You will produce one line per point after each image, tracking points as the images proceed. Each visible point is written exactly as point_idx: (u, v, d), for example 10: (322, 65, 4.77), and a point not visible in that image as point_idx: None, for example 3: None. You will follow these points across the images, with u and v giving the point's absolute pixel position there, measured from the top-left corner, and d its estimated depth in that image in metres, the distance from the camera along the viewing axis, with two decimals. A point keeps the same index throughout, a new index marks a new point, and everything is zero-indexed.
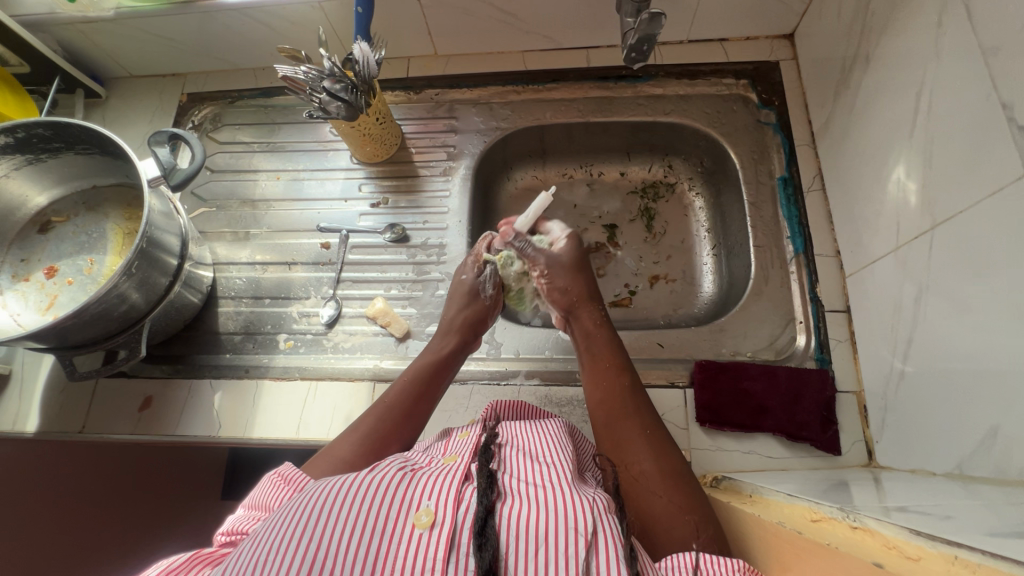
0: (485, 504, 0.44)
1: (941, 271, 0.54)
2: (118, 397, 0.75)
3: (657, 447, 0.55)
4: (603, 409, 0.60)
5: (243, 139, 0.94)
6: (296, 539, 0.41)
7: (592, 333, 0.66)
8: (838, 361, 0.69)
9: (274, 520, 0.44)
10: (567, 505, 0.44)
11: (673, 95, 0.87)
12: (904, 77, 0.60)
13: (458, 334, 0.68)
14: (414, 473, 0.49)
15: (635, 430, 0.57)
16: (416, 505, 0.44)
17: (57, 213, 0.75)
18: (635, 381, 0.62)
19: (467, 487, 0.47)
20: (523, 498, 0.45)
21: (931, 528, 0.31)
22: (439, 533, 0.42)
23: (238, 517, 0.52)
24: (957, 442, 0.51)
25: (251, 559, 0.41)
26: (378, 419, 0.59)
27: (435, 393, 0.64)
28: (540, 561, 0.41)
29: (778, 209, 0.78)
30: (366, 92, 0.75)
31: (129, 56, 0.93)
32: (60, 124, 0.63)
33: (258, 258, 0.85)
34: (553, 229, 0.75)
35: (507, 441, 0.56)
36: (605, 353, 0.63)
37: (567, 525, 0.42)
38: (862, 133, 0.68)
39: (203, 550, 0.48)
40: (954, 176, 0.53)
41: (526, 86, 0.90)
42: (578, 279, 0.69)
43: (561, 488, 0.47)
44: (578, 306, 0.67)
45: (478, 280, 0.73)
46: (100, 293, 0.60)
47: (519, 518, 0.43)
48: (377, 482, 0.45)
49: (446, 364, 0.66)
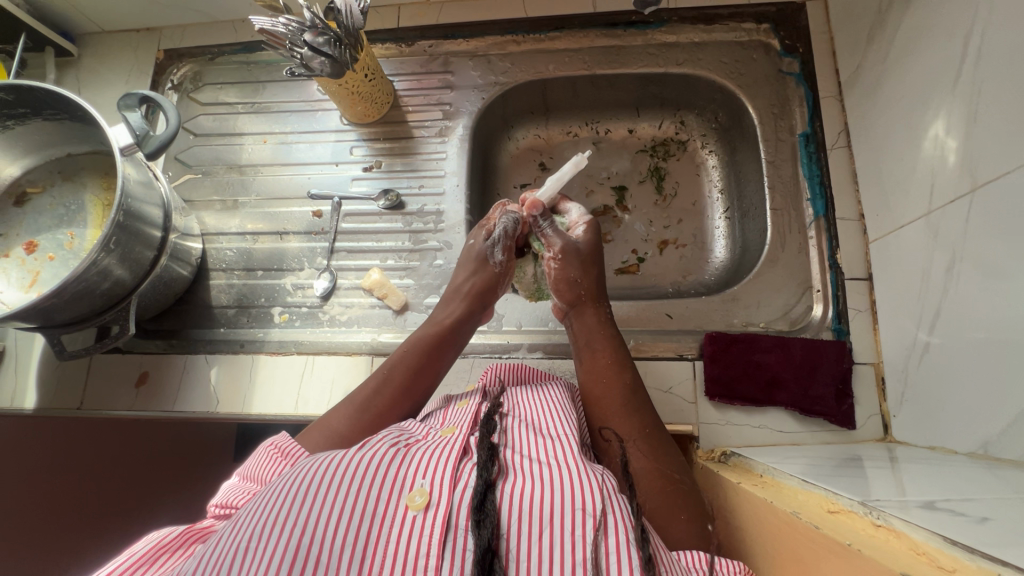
0: (485, 479, 0.42)
1: (978, 239, 0.50)
2: (114, 372, 0.74)
3: (657, 447, 0.52)
4: (598, 405, 0.56)
5: (227, 99, 0.88)
6: (278, 524, 0.38)
7: (593, 332, 0.60)
8: (857, 332, 0.65)
9: (258, 500, 0.41)
10: (573, 485, 0.42)
11: (687, 42, 0.80)
12: (952, 18, 0.54)
13: (465, 302, 0.64)
14: (408, 448, 0.46)
15: (635, 428, 0.53)
16: (409, 485, 0.41)
17: (33, 184, 0.72)
18: (636, 381, 0.57)
19: (465, 463, 0.44)
20: (526, 475, 0.43)
21: (966, 532, 0.28)
22: (435, 515, 0.39)
23: (233, 489, 0.50)
24: (984, 421, 0.48)
25: (231, 545, 0.38)
26: (377, 392, 0.56)
27: (439, 366, 0.61)
28: (545, 543, 0.39)
29: (798, 168, 0.73)
30: (352, 46, 0.69)
31: (98, 8, 0.86)
32: (23, 88, 0.58)
33: (248, 228, 0.82)
34: (571, 212, 0.68)
35: (509, 411, 0.53)
36: (606, 356, 0.58)
37: (574, 506, 0.40)
38: (896, 83, 0.62)
39: (196, 525, 0.47)
40: (1002, 133, 0.48)
41: (527, 35, 0.83)
42: (591, 274, 0.62)
43: (567, 466, 0.44)
44: (583, 304, 0.62)
45: (487, 245, 0.66)
46: (79, 271, 0.57)
47: (523, 497, 0.41)
48: (367, 459, 0.42)
49: (453, 335, 0.62)
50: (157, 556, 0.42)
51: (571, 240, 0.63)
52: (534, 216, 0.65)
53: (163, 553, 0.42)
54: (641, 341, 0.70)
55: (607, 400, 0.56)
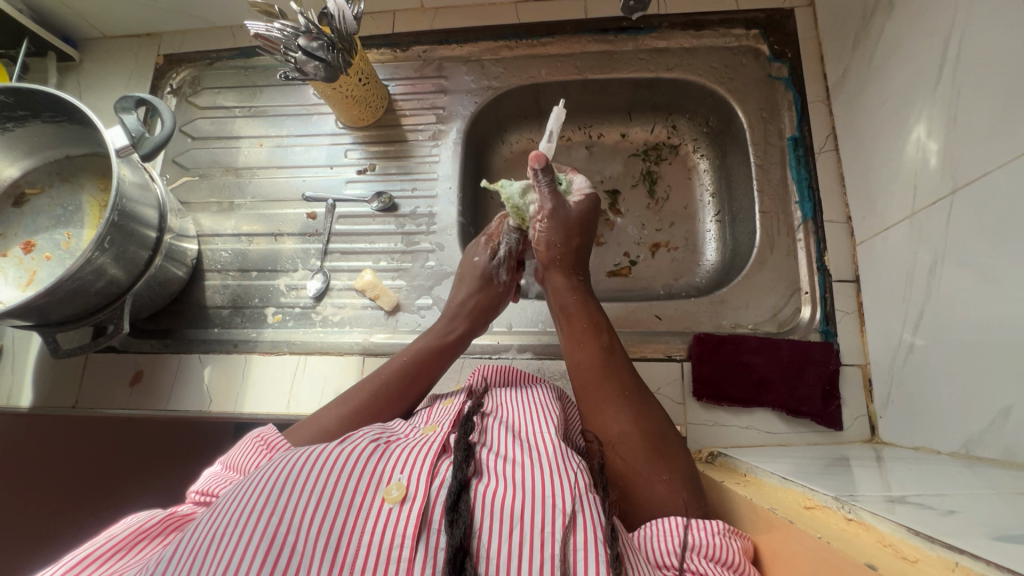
0: (460, 478, 0.42)
1: (959, 240, 0.50)
2: (109, 371, 0.75)
3: (636, 411, 0.52)
4: (577, 373, 0.56)
5: (224, 103, 0.89)
6: (256, 511, 0.38)
7: (567, 293, 0.62)
8: (844, 333, 0.65)
9: (239, 488, 0.42)
10: (545, 484, 0.42)
11: (677, 48, 0.81)
12: (933, 22, 0.54)
13: (468, 320, 0.66)
14: (387, 444, 0.46)
15: (614, 390, 0.54)
16: (386, 479, 0.42)
17: (31, 185, 0.73)
18: (613, 341, 0.58)
19: (443, 461, 0.45)
20: (500, 476, 0.43)
21: (932, 524, 0.29)
22: (411, 508, 0.40)
23: (214, 476, 0.51)
24: (966, 420, 0.48)
25: (209, 531, 0.38)
26: (373, 395, 0.57)
27: (429, 378, 0.62)
28: (514, 540, 0.39)
29: (787, 172, 0.74)
30: (346, 51, 0.70)
31: (99, 14, 0.88)
32: (22, 90, 0.60)
33: (243, 229, 0.83)
34: (576, 180, 0.67)
35: (490, 411, 0.54)
36: (586, 319, 0.60)
37: (545, 503, 0.41)
38: (881, 87, 0.62)
39: (176, 511, 0.47)
40: (981, 134, 0.48)
41: (520, 41, 0.85)
42: (573, 240, 0.64)
43: (541, 465, 0.44)
44: (558, 266, 0.64)
45: (491, 264, 0.68)
46: (73, 270, 0.58)
47: (495, 496, 0.41)
48: (346, 454, 0.43)
49: (450, 351, 0.64)
50: (137, 541, 0.43)
51: (567, 208, 0.63)
52: (538, 168, 0.58)
53: (144, 538, 0.43)
54: (630, 341, 0.70)
55: (583, 371, 0.56)
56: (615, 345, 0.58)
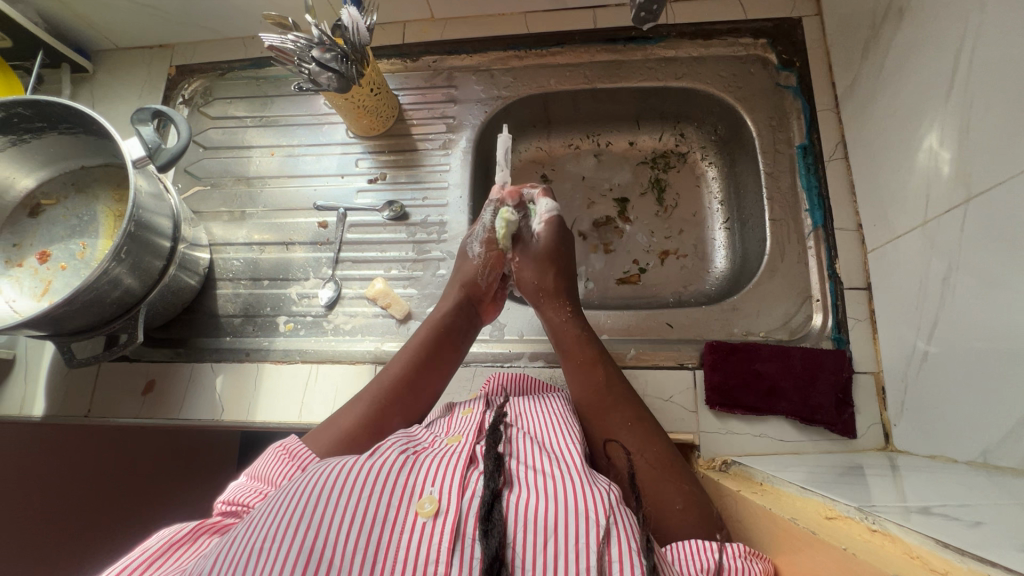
0: (492, 489, 0.42)
1: (973, 248, 0.50)
2: (121, 380, 0.75)
3: (649, 441, 0.53)
4: (583, 405, 0.57)
5: (236, 113, 0.90)
6: (292, 525, 0.39)
7: (560, 328, 0.63)
8: (857, 341, 0.66)
9: (270, 502, 0.42)
10: (577, 496, 0.42)
11: (686, 57, 0.82)
12: (944, 32, 0.55)
13: (457, 299, 0.66)
14: (416, 456, 0.46)
15: (625, 423, 0.55)
16: (419, 492, 0.42)
17: (47, 196, 0.74)
18: (611, 372, 0.58)
19: (472, 472, 0.45)
20: (531, 487, 0.43)
21: (959, 536, 0.29)
22: (445, 522, 0.40)
23: (240, 486, 0.51)
24: (983, 429, 0.48)
25: (245, 546, 0.38)
26: (382, 390, 0.58)
27: (445, 363, 0.62)
28: (549, 552, 0.39)
29: (796, 179, 0.74)
30: (359, 62, 0.71)
31: (112, 26, 0.88)
32: (41, 103, 0.60)
33: (255, 238, 0.83)
34: (542, 203, 0.69)
35: (514, 421, 0.54)
36: (588, 351, 0.60)
37: (579, 514, 0.41)
38: (891, 96, 0.63)
39: (207, 520, 0.48)
40: (994, 144, 0.49)
41: (529, 50, 0.85)
42: (548, 272, 0.65)
43: (571, 477, 0.44)
44: (544, 302, 0.65)
45: (467, 241, 0.70)
46: (90, 280, 0.58)
47: (528, 507, 0.41)
48: (378, 467, 0.43)
49: (451, 332, 0.64)
50: (167, 552, 0.43)
51: (529, 243, 0.67)
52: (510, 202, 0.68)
53: (174, 549, 0.44)
54: (641, 349, 0.70)
55: (591, 402, 0.57)
56: (615, 375, 0.58)
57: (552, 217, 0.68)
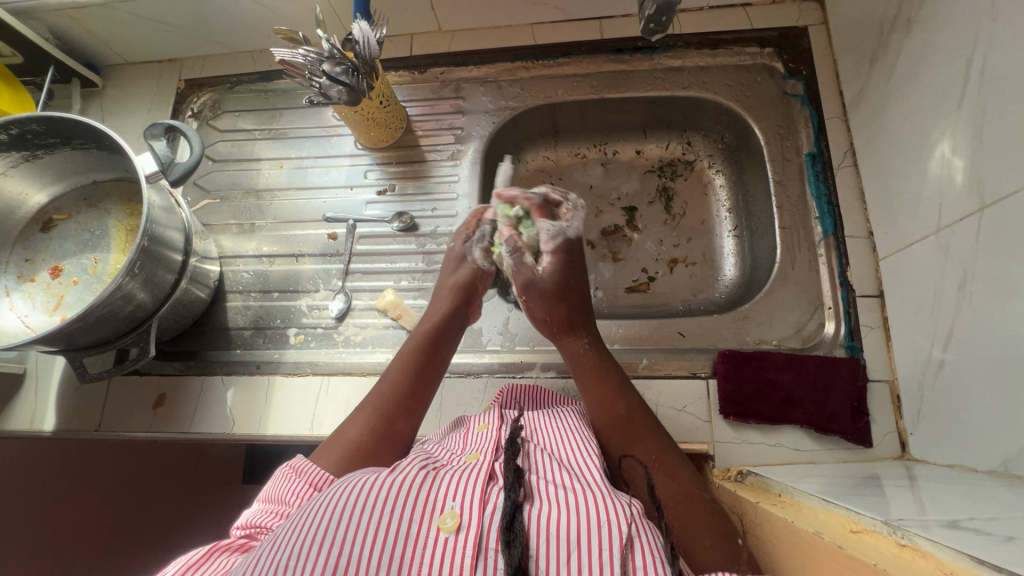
0: (513, 501, 0.42)
1: (989, 256, 0.50)
2: (132, 394, 0.75)
3: (665, 464, 0.53)
4: (607, 435, 0.57)
5: (244, 126, 0.91)
6: (315, 544, 0.38)
7: (580, 360, 0.62)
8: (870, 349, 0.65)
9: (292, 520, 0.42)
10: (599, 507, 0.42)
11: (693, 66, 0.82)
12: (954, 41, 0.55)
13: (450, 300, 0.67)
14: (436, 471, 0.46)
15: (648, 453, 0.54)
16: (440, 507, 0.42)
17: (59, 211, 0.74)
18: (633, 403, 0.58)
19: (492, 486, 0.44)
20: (552, 499, 0.43)
21: (993, 552, 0.28)
22: (467, 537, 0.40)
23: (255, 511, 0.50)
24: (1003, 438, 0.48)
25: (269, 563, 0.38)
26: (382, 395, 0.59)
27: (441, 360, 0.64)
28: (573, 564, 0.38)
29: (805, 187, 0.74)
30: (368, 75, 0.71)
31: (122, 41, 0.89)
32: (54, 119, 0.61)
33: (264, 250, 0.83)
34: (542, 228, 0.69)
35: (531, 436, 0.53)
36: (603, 373, 0.60)
37: (601, 526, 0.40)
38: (901, 104, 0.63)
39: (222, 542, 0.47)
40: (1008, 152, 0.49)
41: (536, 61, 0.86)
42: (559, 306, 0.65)
43: (592, 490, 0.44)
44: (561, 335, 0.64)
45: (466, 245, 0.72)
46: (104, 296, 0.58)
47: (550, 520, 0.41)
48: (399, 483, 0.43)
49: (444, 330, 0.65)
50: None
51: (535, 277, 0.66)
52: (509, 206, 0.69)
53: (193, 570, 0.43)
54: (653, 359, 0.70)
55: (609, 424, 0.57)
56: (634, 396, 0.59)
57: (558, 241, 0.68)
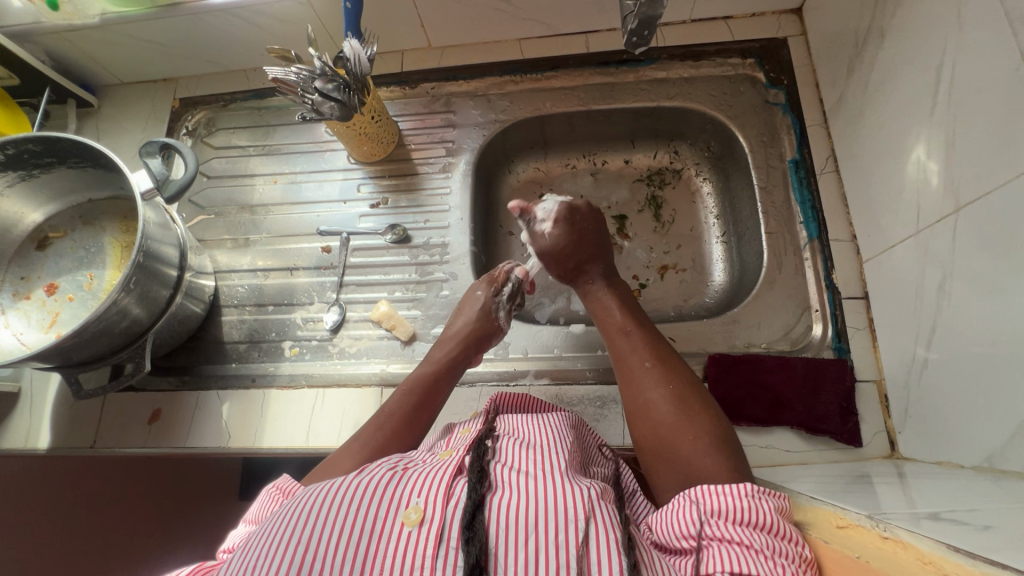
0: (474, 499, 0.43)
1: (966, 256, 0.52)
2: (128, 409, 0.75)
3: (669, 380, 0.56)
4: (614, 353, 0.61)
5: (239, 142, 0.92)
6: (284, 546, 0.39)
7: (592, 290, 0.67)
8: (857, 350, 0.66)
9: (265, 528, 0.43)
10: (558, 497, 0.43)
11: (677, 78, 0.84)
12: (925, 50, 0.57)
13: (460, 344, 0.68)
14: (405, 471, 0.47)
15: (648, 369, 0.57)
16: (405, 503, 0.42)
17: (54, 229, 0.75)
18: (641, 324, 0.62)
19: (458, 481, 0.45)
20: (514, 492, 0.44)
21: (970, 540, 0.29)
22: (428, 531, 0.40)
23: (240, 532, 0.51)
24: (986, 433, 0.49)
25: (241, 567, 0.40)
26: (378, 429, 0.58)
27: (435, 406, 0.63)
28: (530, 551, 0.39)
29: (790, 193, 0.76)
30: (360, 91, 0.73)
31: (118, 62, 0.91)
32: (51, 139, 0.62)
33: (259, 265, 0.84)
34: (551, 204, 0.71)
35: (504, 434, 0.54)
36: (611, 306, 0.64)
37: (558, 516, 0.41)
38: (878, 111, 0.65)
39: (206, 564, 0.47)
40: (980, 155, 0.50)
41: (524, 75, 0.88)
42: (577, 243, 0.68)
43: (553, 479, 0.45)
44: (577, 270, 0.68)
45: (495, 299, 0.71)
46: (99, 312, 0.58)
47: (510, 512, 0.42)
48: (364, 485, 0.43)
49: (447, 376, 0.65)
50: None
51: (546, 239, 0.68)
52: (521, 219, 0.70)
53: None
54: None
55: (615, 347, 0.61)
56: (638, 321, 0.63)
57: (558, 210, 0.69)
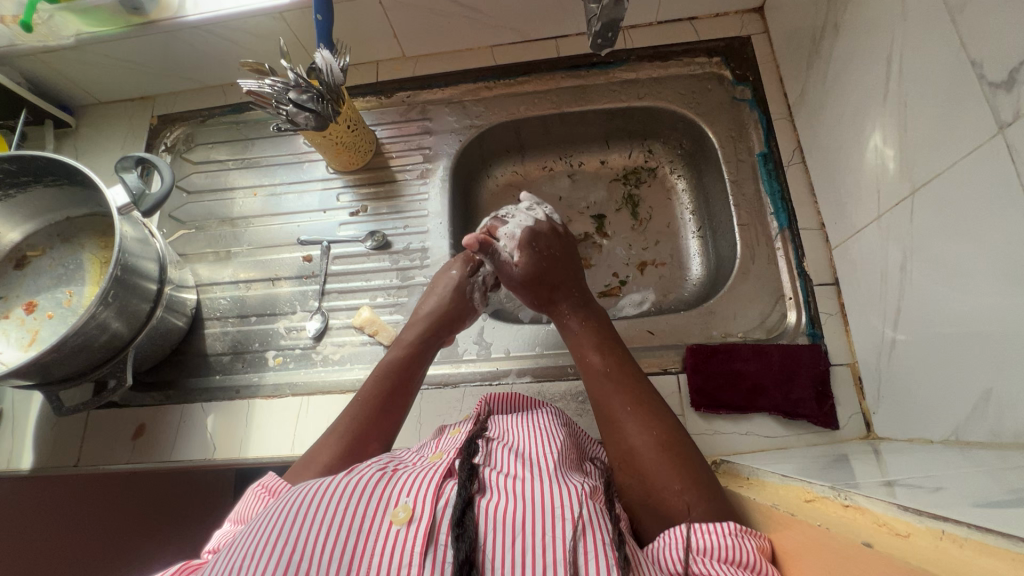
0: (464, 497, 0.43)
1: (923, 237, 0.53)
2: (112, 426, 0.75)
3: (648, 419, 0.54)
4: (594, 394, 0.59)
5: (218, 156, 0.93)
6: (270, 545, 0.40)
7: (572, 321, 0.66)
8: (830, 335, 0.68)
9: (252, 527, 0.43)
10: (546, 494, 0.44)
11: (646, 78, 0.86)
12: (875, 41, 0.59)
13: (427, 324, 0.69)
14: (394, 472, 0.47)
15: (624, 405, 0.56)
16: (394, 502, 0.43)
17: (32, 247, 0.75)
18: (619, 358, 0.61)
19: (448, 482, 0.45)
20: (504, 489, 0.45)
21: (921, 501, 0.30)
22: (417, 529, 0.41)
23: (225, 532, 0.51)
24: (952, 408, 0.50)
25: (226, 566, 0.40)
26: (353, 416, 0.59)
27: (410, 386, 0.64)
28: (519, 546, 0.40)
29: (759, 185, 0.78)
30: (334, 101, 0.74)
31: (95, 82, 0.92)
32: (25, 158, 0.62)
33: (241, 276, 0.85)
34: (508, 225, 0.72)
35: (498, 435, 0.54)
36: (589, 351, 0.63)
37: (549, 512, 0.42)
38: (837, 102, 0.67)
39: (190, 562, 0.47)
40: (930, 140, 0.52)
41: (498, 80, 0.89)
42: (544, 266, 0.69)
43: (543, 478, 0.46)
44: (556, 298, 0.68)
45: (467, 278, 0.72)
46: (77, 326, 0.59)
47: (500, 509, 0.42)
48: (353, 484, 0.44)
49: (418, 355, 0.66)
50: None
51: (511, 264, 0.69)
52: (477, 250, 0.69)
53: None
54: None
55: (595, 385, 0.59)
56: (615, 361, 0.61)
57: (521, 235, 0.70)
